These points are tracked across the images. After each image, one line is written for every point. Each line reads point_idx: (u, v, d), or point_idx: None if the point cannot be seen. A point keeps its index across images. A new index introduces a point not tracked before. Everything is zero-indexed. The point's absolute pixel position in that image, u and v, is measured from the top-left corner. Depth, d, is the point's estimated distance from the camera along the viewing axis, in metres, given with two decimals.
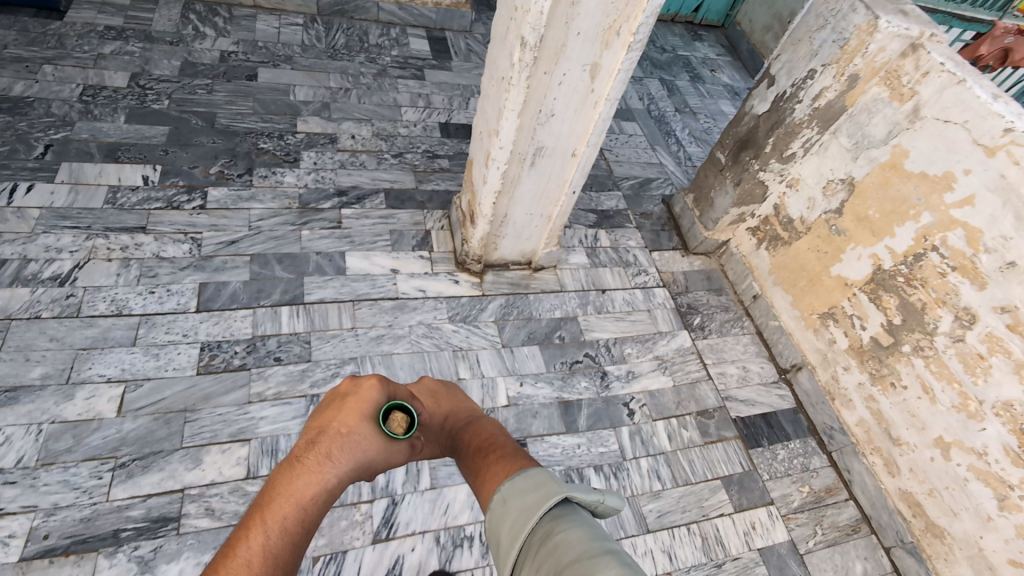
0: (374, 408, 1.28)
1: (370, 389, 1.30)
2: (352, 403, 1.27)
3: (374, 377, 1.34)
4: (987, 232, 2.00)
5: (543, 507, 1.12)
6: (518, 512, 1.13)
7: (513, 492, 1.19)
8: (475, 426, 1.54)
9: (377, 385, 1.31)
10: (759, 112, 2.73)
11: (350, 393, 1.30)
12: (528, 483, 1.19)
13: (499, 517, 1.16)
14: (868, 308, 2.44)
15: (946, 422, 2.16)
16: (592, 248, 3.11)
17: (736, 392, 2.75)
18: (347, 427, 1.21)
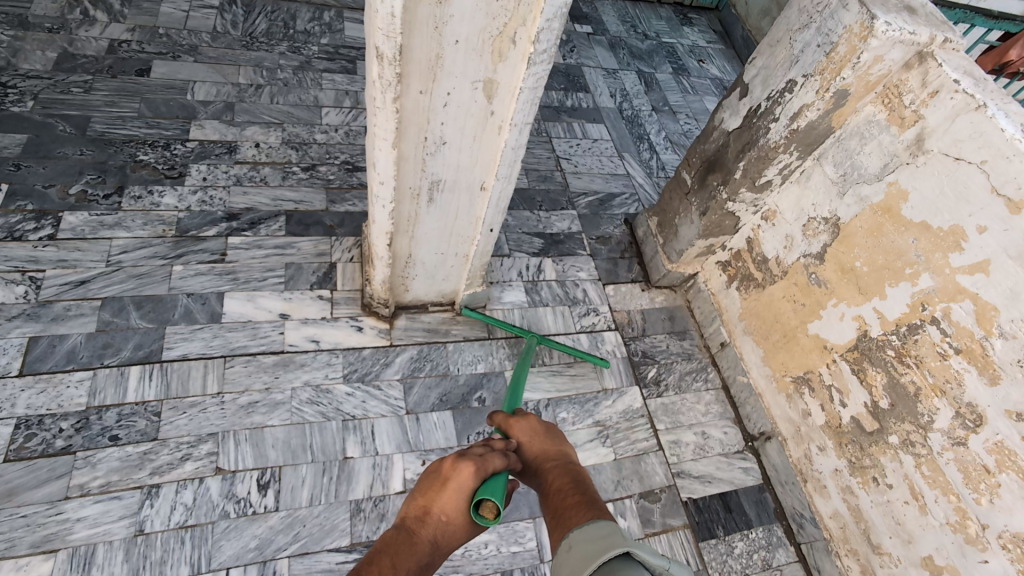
0: (469, 496, 1.18)
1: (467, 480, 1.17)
2: (447, 490, 1.19)
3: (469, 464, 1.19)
4: (1003, 311, 1.51)
5: (601, 558, 0.98)
6: (577, 559, 1.01)
7: (580, 539, 1.06)
8: (562, 474, 1.30)
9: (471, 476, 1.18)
10: (730, 128, 2.22)
11: (447, 479, 1.19)
12: (597, 531, 1.06)
13: (559, 563, 1.05)
14: (850, 381, 1.97)
15: (939, 541, 1.71)
16: (533, 282, 2.65)
17: (691, 466, 2.30)
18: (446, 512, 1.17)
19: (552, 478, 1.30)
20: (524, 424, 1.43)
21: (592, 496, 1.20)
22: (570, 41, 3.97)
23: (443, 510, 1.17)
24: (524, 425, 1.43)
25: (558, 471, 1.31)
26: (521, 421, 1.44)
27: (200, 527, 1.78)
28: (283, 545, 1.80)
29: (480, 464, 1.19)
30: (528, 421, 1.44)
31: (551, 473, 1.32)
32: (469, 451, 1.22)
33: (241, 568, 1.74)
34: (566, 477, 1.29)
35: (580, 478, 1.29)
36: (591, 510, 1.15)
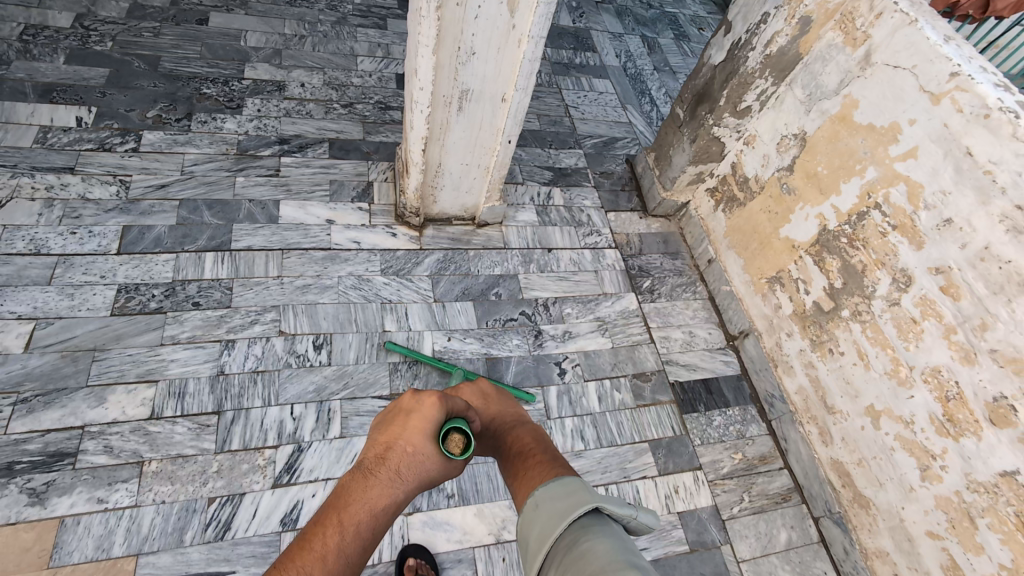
0: (436, 427, 1.26)
1: (431, 410, 1.27)
2: (409, 420, 1.27)
3: (434, 396, 1.30)
4: (927, 187, 1.84)
5: (571, 515, 1.07)
6: (545, 517, 1.10)
7: (544, 500, 1.15)
8: (520, 434, 1.45)
9: (437, 404, 1.28)
10: (715, 62, 2.58)
11: (412, 410, 1.28)
12: (564, 491, 1.15)
13: (531, 522, 1.14)
14: (812, 271, 2.32)
15: (879, 389, 2.05)
16: (543, 206, 3.01)
17: (678, 357, 2.65)
18: (413, 442, 1.23)
19: (510, 439, 1.44)
20: (475, 393, 1.58)
21: (551, 451, 1.38)
22: (580, 7, 4.30)
23: (408, 442, 1.22)
24: (474, 392, 1.59)
25: (515, 432, 1.47)
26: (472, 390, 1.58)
27: (268, 372, 2.16)
28: (335, 391, 2.18)
29: (443, 398, 1.30)
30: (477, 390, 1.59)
31: (507, 433, 1.47)
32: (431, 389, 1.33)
33: (302, 404, 2.13)
34: (524, 435, 1.44)
35: (536, 437, 1.44)
36: (553, 461, 1.30)
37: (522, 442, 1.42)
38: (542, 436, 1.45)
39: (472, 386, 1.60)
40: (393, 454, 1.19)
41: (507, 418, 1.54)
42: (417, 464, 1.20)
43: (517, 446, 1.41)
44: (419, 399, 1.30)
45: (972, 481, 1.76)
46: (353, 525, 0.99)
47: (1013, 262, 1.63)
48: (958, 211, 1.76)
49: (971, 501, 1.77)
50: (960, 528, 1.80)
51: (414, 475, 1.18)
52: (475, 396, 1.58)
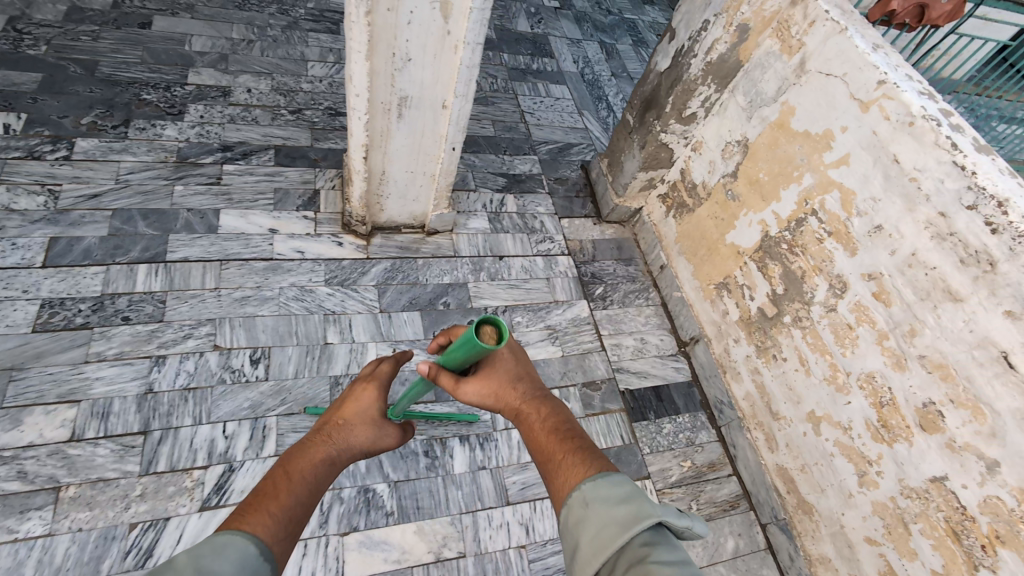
0: (372, 411, 1.38)
1: (364, 395, 1.41)
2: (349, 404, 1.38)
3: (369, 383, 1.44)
4: (858, 194, 1.86)
5: (632, 528, 0.97)
6: (601, 525, 1.01)
7: (596, 499, 1.06)
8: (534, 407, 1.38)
9: (371, 391, 1.42)
10: (661, 69, 2.58)
11: (346, 399, 1.40)
12: (616, 491, 1.06)
13: (580, 521, 1.05)
14: (756, 277, 2.33)
15: (818, 395, 2.06)
16: (495, 213, 2.98)
17: (629, 364, 2.64)
18: (352, 416, 1.35)
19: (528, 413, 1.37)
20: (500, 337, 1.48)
21: (581, 433, 1.29)
22: (539, 12, 4.29)
23: (342, 420, 1.34)
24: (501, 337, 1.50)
25: (537, 403, 1.39)
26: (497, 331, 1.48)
27: (200, 389, 2.09)
28: (271, 407, 2.11)
29: (374, 382, 1.45)
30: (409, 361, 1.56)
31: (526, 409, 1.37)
32: (363, 378, 1.47)
33: (235, 422, 2.05)
34: (545, 409, 1.36)
35: (558, 414, 1.35)
36: (590, 452, 1.20)
37: (539, 414, 1.36)
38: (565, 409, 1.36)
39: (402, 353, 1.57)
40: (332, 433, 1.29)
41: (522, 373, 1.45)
42: (355, 441, 1.30)
43: (542, 427, 1.32)
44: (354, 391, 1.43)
45: (905, 487, 1.77)
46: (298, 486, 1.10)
47: (937, 268, 1.63)
48: (887, 218, 1.77)
49: (904, 506, 1.77)
50: (895, 534, 1.81)
51: (353, 449, 1.28)
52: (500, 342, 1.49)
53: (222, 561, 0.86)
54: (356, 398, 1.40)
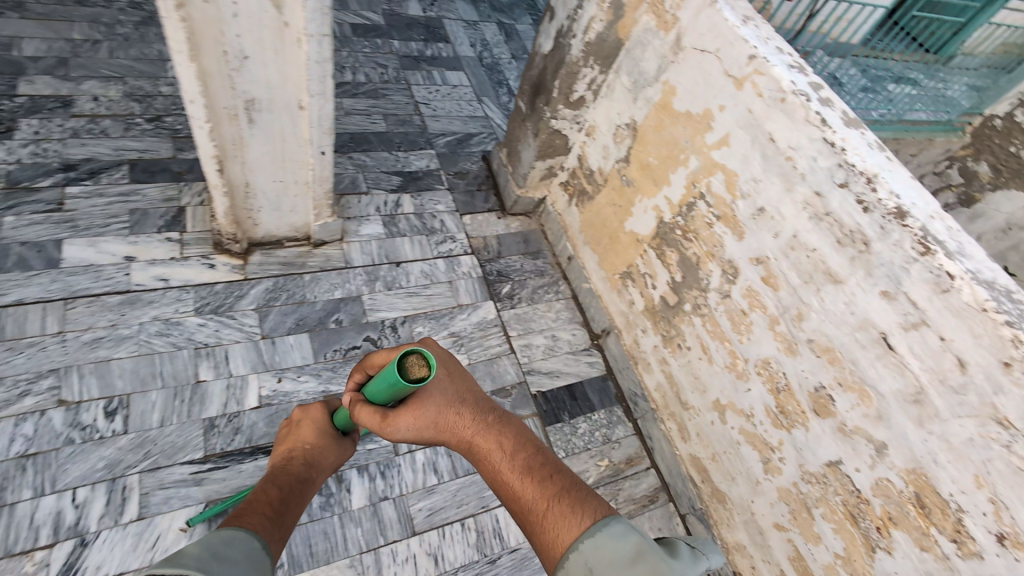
0: (325, 425, 1.64)
1: (315, 414, 1.65)
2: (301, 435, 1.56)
3: (317, 405, 1.68)
4: (740, 175, 1.78)
5: None
6: None
7: (604, 564, 0.93)
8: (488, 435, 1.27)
9: (320, 410, 1.67)
10: (545, 51, 2.43)
11: (300, 423, 1.63)
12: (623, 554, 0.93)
13: None
14: (656, 265, 2.25)
15: (722, 383, 2.01)
16: (390, 216, 2.77)
17: (540, 364, 2.53)
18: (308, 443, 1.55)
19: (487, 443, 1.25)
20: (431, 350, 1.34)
21: (556, 465, 1.17)
22: None
23: (302, 441, 1.56)
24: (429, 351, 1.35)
25: (494, 434, 1.28)
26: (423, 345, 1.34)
27: (41, 454, 1.81)
28: (132, 463, 1.87)
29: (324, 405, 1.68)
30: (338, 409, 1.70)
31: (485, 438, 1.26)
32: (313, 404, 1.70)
33: (88, 487, 1.80)
34: (504, 439, 1.25)
35: (522, 444, 1.24)
36: (572, 487, 1.09)
37: (499, 448, 1.24)
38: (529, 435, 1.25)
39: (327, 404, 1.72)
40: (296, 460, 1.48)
41: (463, 398, 1.34)
42: (317, 463, 1.51)
43: (509, 464, 1.19)
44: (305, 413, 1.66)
45: (805, 472, 1.74)
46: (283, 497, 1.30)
47: (817, 250, 1.57)
48: (768, 200, 1.70)
49: (806, 491, 1.75)
50: (800, 519, 1.78)
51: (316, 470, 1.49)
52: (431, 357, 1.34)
53: (238, 547, 0.99)
54: (309, 417, 1.63)
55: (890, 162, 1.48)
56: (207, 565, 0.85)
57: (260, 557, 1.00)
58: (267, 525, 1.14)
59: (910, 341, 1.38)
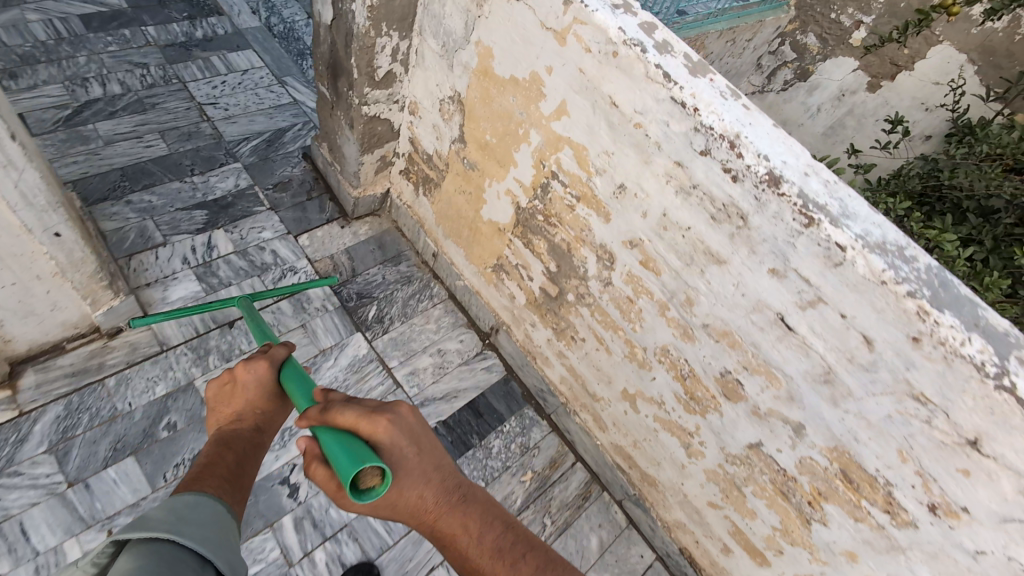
0: (275, 385, 1.21)
1: (260, 372, 1.19)
2: (249, 391, 1.19)
3: (263, 357, 1.21)
4: (590, 148, 1.46)
5: None
6: None
7: None
8: (455, 513, 1.02)
9: (268, 369, 1.21)
10: (328, 22, 1.92)
11: (241, 380, 1.19)
12: None
13: None
14: (526, 255, 1.94)
15: (625, 372, 1.81)
16: (205, 264, 2.22)
17: (433, 390, 2.22)
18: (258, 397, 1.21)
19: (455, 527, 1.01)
20: (398, 426, 0.99)
21: (533, 540, 1.00)
22: None
23: (248, 404, 1.18)
24: (398, 429, 1.00)
25: (462, 512, 1.02)
26: (388, 424, 0.97)
27: None
28: None
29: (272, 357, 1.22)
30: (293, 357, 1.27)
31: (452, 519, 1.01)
32: (257, 353, 1.23)
33: None
34: (472, 521, 1.01)
35: (492, 521, 1.03)
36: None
37: (465, 527, 1.02)
38: (500, 509, 1.04)
39: (277, 346, 1.27)
40: (245, 421, 1.18)
41: (429, 470, 1.03)
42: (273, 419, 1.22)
43: (480, 549, 0.99)
44: (247, 366, 1.20)
45: (728, 454, 1.61)
46: (239, 467, 1.07)
47: (692, 228, 1.32)
48: (627, 174, 1.41)
49: (733, 471, 1.63)
50: (732, 496, 1.68)
51: (272, 423, 1.21)
52: (398, 435, 0.98)
53: (201, 510, 0.88)
54: (253, 374, 1.19)
55: (749, 111, 1.21)
56: (171, 525, 0.79)
57: (226, 518, 0.91)
58: (223, 490, 0.99)
59: (810, 321, 1.20)
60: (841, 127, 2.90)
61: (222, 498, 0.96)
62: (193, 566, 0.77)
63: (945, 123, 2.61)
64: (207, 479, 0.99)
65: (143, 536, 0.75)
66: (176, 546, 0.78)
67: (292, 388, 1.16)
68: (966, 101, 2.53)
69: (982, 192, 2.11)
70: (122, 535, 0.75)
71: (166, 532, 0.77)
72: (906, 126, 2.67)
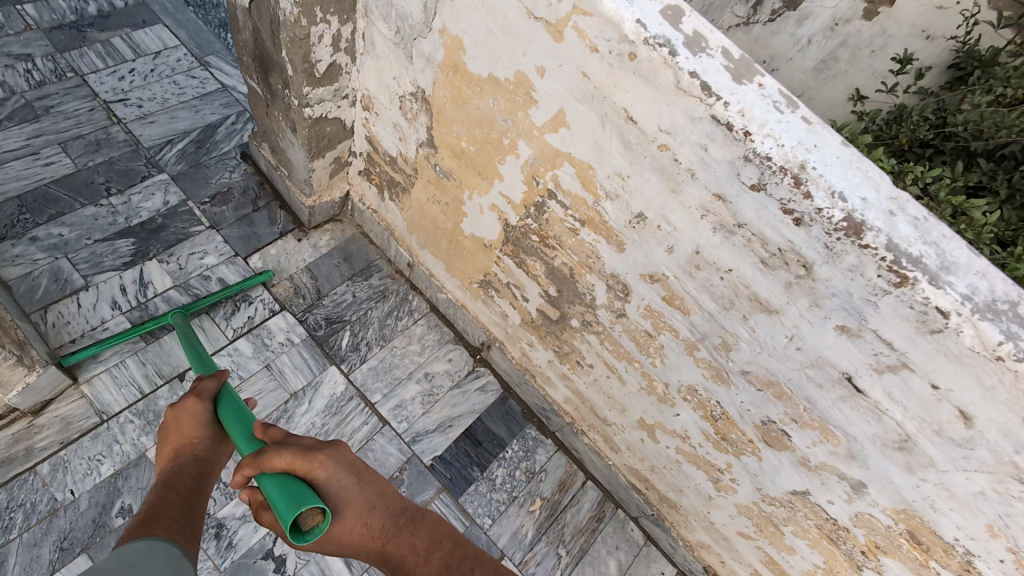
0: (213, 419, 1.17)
1: (195, 407, 1.17)
2: (183, 430, 1.13)
3: (194, 397, 1.18)
4: (598, 169, 1.17)
5: None
6: None
7: None
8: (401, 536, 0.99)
9: (202, 402, 1.18)
10: (246, 5, 1.52)
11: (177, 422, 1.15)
12: None
13: None
14: (519, 275, 1.67)
15: (642, 403, 1.60)
16: (139, 306, 1.90)
17: (425, 422, 1.99)
18: (197, 433, 1.14)
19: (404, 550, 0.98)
20: (337, 455, 0.95)
21: (480, 556, 0.99)
22: None
23: (187, 441, 1.12)
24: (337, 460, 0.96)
25: (408, 534, 1.00)
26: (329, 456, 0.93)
27: None
28: None
29: (202, 394, 1.20)
30: (226, 389, 1.23)
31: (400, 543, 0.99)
32: (186, 394, 1.20)
33: None
34: (419, 541, 0.99)
35: (440, 540, 1.01)
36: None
37: (413, 549, 0.99)
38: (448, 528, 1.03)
39: (206, 380, 1.24)
40: (183, 458, 1.09)
41: (373, 496, 0.99)
42: (216, 455, 1.14)
43: (429, 571, 0.96)
44: (179, 408, 1.17)
45: (766, 495, 1.43)
46: (187, 506, 0.97)
47: (734, 271, 1.07)
48: (647, 202, 1.13)
49: (770, 510, 1.46)
50: (767, 532, 1.53)
51: (215, 459, 1.13)
52: (336, 468, 0.94)
53: (154, 559, 0.76)
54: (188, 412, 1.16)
55: (811, 127, 0.93)
56: None
57: (182, 565, 0.80)
58: (177, 531, 0.88)
59: (888, 386, 0.98)
60: (833, 63, 2.07)
61: (175, 538, 0.86)
62: None
63: (952, 55, 1.88)
64: (157, 519, 0.88)
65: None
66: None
67: (232, 426, 1.11)
68: (981, 29, 1.82)
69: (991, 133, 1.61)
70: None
71: None
72: (910, 66, 1.94)
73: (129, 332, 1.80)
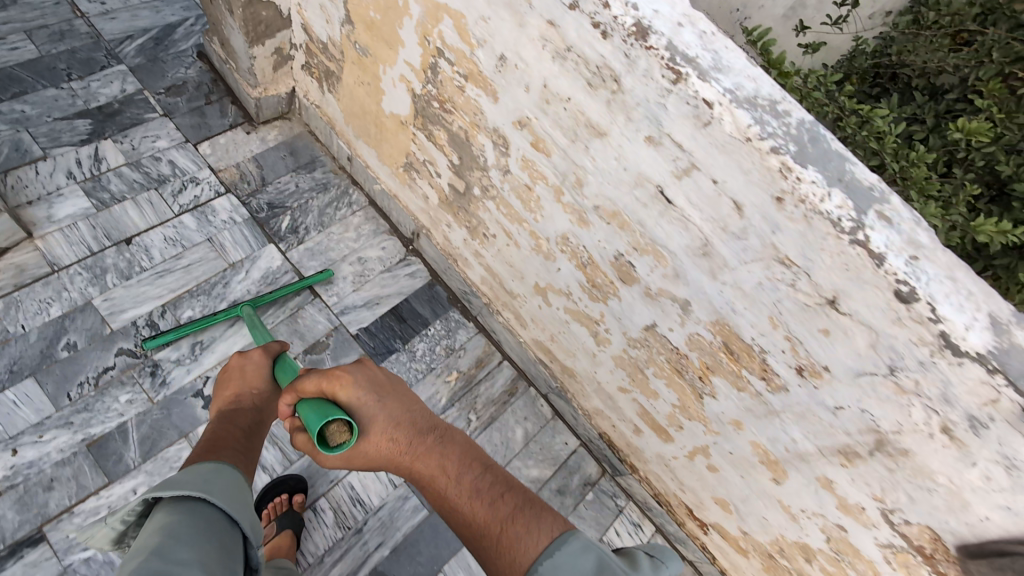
0: (271, 370, 1.32)
1: (261, 358, 1.32)
2: (246, 376, 1.29)
3: (259, 350, 1.33)
4: (467, 16, 1.32)
5: None
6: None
7: None
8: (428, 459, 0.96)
9: (264, 354, 1.33)
10: None
11: (242, 367, 1.30)
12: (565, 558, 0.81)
13: None
14: (430, 149, 1.83)
15: (534, 266, 1.77)
16: (94, 177, 2.08)
17: (354, 299, 2.17)
18: (256, 383, 1.29)
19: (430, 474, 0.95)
20: (361, 377, 1.02)
21: (510, 480, 0.92)
22: None
23: (250, 387, 1.28)
24: (362, 381, 1.03)
25: (438, 454, 0.96)
26: (355, 376, 1.02)
27: None
28: None
29: (268, 348, 1.35)
30: (285, 351, 1.38)
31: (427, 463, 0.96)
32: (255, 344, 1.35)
33: None
34: (446, 459, 0.95)
35: (471, 462, 0.95)
36: (528, 507, 0.87)
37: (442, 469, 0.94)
38: (479, 451, 0.97)
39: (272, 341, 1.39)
40: (244, 401, 1.25)
41: (401, 416, 1.01)
42: (270, 404, 1.29)
43: (458, 489, 0.91)
44: (245, 356, 1.32)
45: (630, 339, 1.61)
46: (246, 443, 1.17)
47: (571, 99, 1.23)
48: (505, 43, 1.28)
49: (636, 355, 1.64)
50: (638, 381, 1.70)
51: (269, 408, 1.30)
52: (360, 389, 1.01)
53: (222, 479, 0.98)
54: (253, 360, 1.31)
55: None
56: (202, 488, 0.92)
57: (243, 486, 1.01)
58: (239, 460, 1.08)
59: (686, 191, 1.14)
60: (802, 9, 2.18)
61: (237, 464, 1.07)
62: (219, 520, 0.90)
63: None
64: (221, 447, 1.09)
65: (175, 495, 0.91)
66: (209, 505, 0.91)
67: None
68: None
69: (932, 68, 1.88)
70: (153, 496, 0.89)
71: (199, 492, 0.91)
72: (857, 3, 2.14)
73: (197, 325, 1.90)
